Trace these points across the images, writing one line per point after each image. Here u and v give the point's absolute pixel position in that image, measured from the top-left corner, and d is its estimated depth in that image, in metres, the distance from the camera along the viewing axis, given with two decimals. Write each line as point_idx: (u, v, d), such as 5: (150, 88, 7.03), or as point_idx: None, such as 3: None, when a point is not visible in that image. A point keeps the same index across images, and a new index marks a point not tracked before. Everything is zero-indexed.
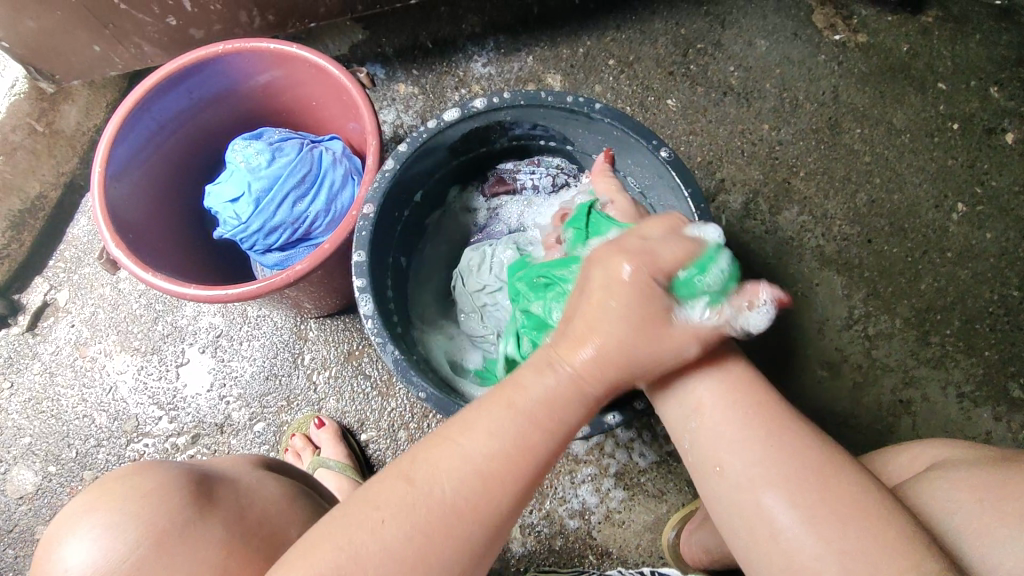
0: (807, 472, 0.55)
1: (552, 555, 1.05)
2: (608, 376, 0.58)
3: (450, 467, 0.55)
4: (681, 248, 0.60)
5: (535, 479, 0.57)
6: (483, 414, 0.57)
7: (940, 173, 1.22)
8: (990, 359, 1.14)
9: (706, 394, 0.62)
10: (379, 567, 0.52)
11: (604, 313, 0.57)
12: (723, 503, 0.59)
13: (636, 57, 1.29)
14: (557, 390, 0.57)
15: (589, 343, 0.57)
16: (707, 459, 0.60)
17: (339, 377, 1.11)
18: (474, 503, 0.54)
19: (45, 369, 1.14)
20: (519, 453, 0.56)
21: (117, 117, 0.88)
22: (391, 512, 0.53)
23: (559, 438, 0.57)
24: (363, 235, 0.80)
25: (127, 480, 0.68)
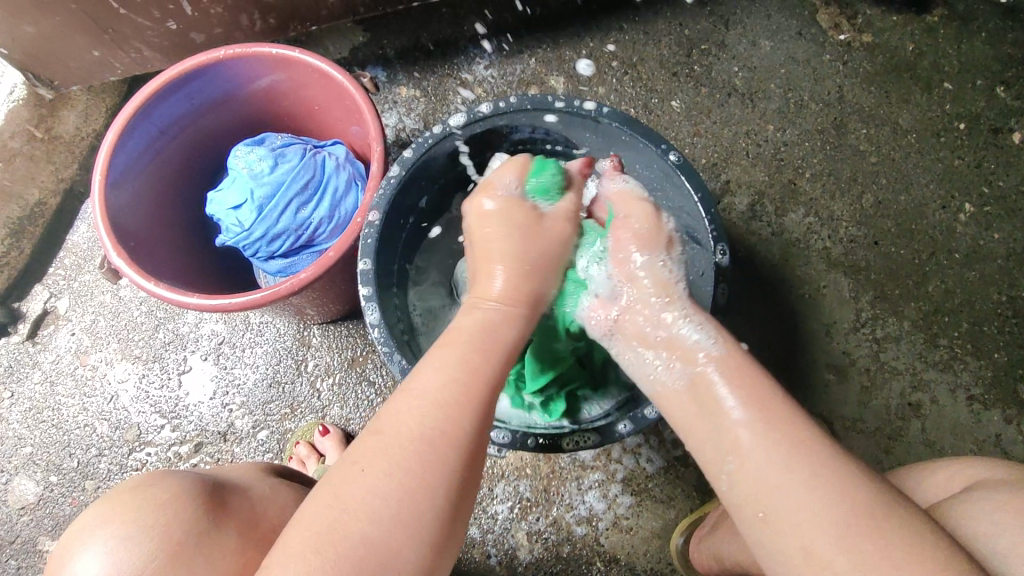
0: (851, 512, 0.51)
1: (560, 562, 1.04)
2: (525, 289, 0.69)
3: (414, 405, 0.58)
4: (516, 170, 0.76)
5: (490, 400, 0.61)
6: (429, 360, 0.63)
7: (946, 173, 1.21)
8: (999, 361, 1.13)
9: (744, 434, 0.57)
10: (370, 509, 0.53)
11: (496, 232, 0.71)
12: (771, 553, 0.54)
13: (640, 59, 1.28)
14: (486, 317, 0.66)
15: (497, 269, 0.69)
16: (749, 505, 0.56)
17: (343, 384, 1.10)
18: (442, 429, 0.57)
19: (45, 378, 1.13)
20: (468, 374, 0.61)
21: (117, 124, 0.87)
22: (369, 457, 0.56)
23: (499, 357, 0.64)
24: (369, 243, 0.79)
25: (138, 490, 0.67)
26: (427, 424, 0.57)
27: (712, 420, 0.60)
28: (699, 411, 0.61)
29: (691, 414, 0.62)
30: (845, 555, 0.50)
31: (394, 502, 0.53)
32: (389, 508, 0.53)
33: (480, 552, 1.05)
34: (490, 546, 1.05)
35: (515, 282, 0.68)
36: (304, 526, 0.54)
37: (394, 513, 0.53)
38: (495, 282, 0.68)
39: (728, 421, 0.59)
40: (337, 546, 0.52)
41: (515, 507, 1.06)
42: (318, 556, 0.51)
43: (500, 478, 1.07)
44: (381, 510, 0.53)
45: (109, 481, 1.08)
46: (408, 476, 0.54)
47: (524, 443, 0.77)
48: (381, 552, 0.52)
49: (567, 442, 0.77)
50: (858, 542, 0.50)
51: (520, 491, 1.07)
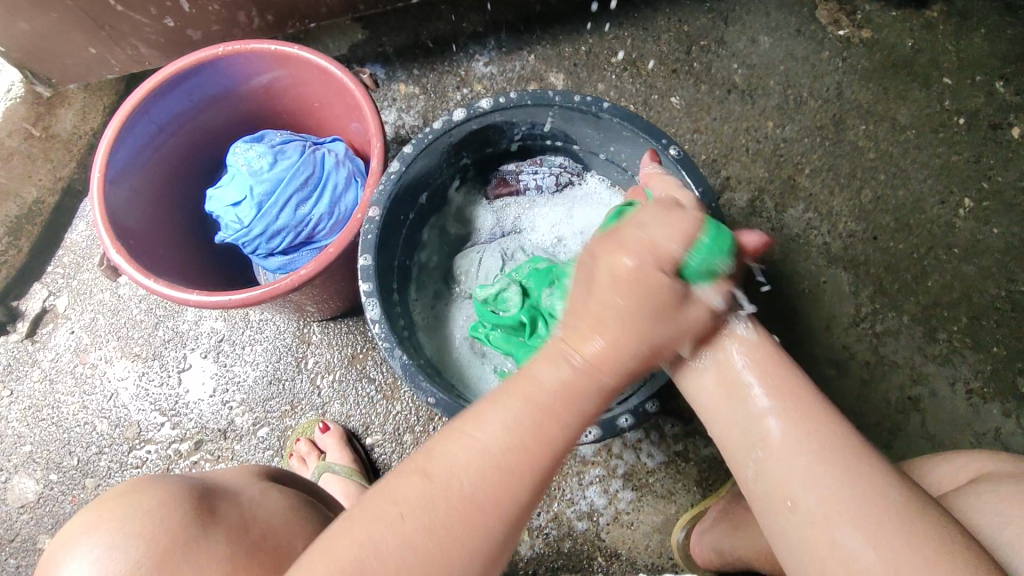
0: (875, 497, 0.53)
1: (561, 558, 1.05)
2: (623, 368, 0.57)
3: (471, 462, 0.53)
4: (678, 232, 0.60)
5: (554, 466, 0.55)
6: (501, 403, 0.56)
7: (945, 168, 1.21)
8: (998, 355, 1.14)
9: (772, 426, 0.60)
10: (400, 566, 0.50)
11: (626, 295, 0.57)
12: (789, 536, 0.55)
13: (639, 55, 1.28)
14: (571, 380, 0.56)
15: (598, 334, 0.57)
16: (775, 492, 0.57)
17: (343, 380, 1.10)
18: (492, 498, 0.52)
19: (45, 376, 1.13)
20: (536, 442, 0.54)
21: (116, 121, 0.86)
22: (411, 507, 0.52)
23: (578, 425, 0.56)
24: (369, 238, 0.79)
25: (126, 498, 0.66)
26: (477, 488, 0.52)
27: (743, 411, 0.63)
28: (729, 400, 0.64)
29: (723, 404, 0.65)
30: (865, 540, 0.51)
31: (425, 564, 0.50)
32: (416, 567, 0.50)
33: None
34: None
35: (617, 351, 0.57)
36: (329, 555, 0.51)
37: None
38: (594, 337, 0.57)
39: (755, 408, 0.62)
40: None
41: None
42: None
43: None
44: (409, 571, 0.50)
45: (109, 479, 1.08)
46: (443, 541, 0.51)
47: None
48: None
49: None
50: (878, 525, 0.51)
51: None
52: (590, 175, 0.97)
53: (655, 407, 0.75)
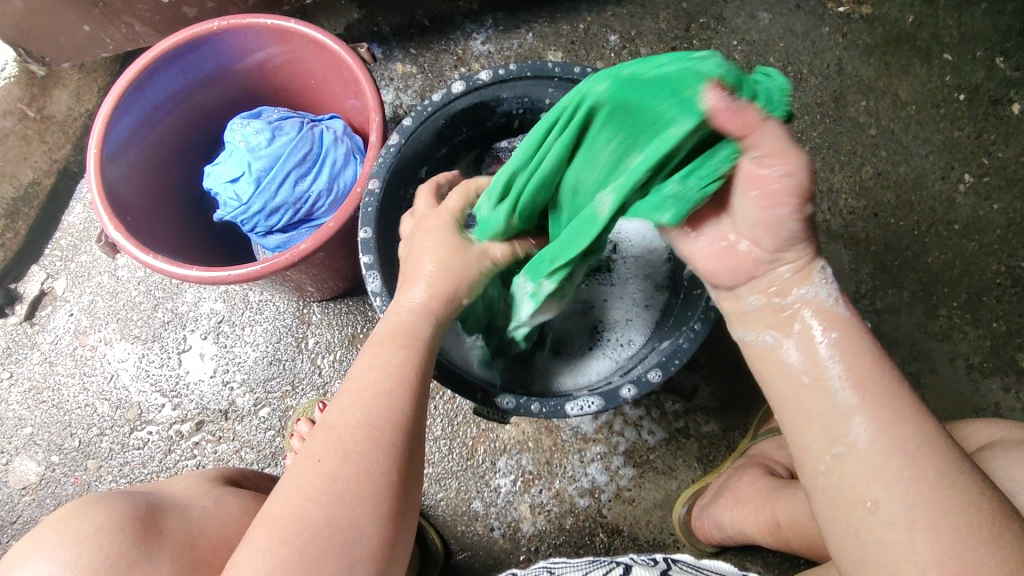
0: (980, 522, 0.46)
1: (563, 535, 1.05)
2: (447, 284, 0.68)
3: (356, 399, 0.59)
4: (458, 198, 0.74)
5: (422, 389, 0.62)
6: (365, 358, 0.63)
7: (946, 145, 1.21)
8: (998, 330, 1.14)
9: (859, 420, 0.51)
10: (331, 494, 0.52)
11: (429, 232, 0.71)
12: (858, 539, 0.49)
13: (638, 32, 1.26)
14: (407, 317, 0.66)
15: (420, 282, 0.68)
16: (850, 491, 0.50)
17: (344, 360, 1.10)
18: (382, 416, 0.57)
19: (44, 359, 1.12)
20: (398, 367, 0.61)
21: (112, 97, 0.85)
22: (322, 450, 0.55)
23: (424, 349, 0.64)
24: (370, 211, 0.79)
25: (65, 522, 0.64)
26: (372, 413, 0.58)
27: (826, 402, 0.53)
28: (812, 389, 0.54)
29: (799, 389, 0.55)
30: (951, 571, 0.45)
31: (352, 485, 0.53)
32: (346, 491, 0.53)
33: (483, 525, 1.06)
34: (492, 519, 1.06)
35: (440, 274, 0.68)
36: (266, 525, 0.52)
37: (354, 496, 0.53)
38: (425, 266, 0.68)
39: (841, 404, 0.52)
40: (302, 535, 0.50)
41: (518, 481, 1.07)
42: (284, 546, 0.50)
43: (502, 453, 1.08)
44: (339, 495, 0.52)
45: (111, 460, 1.08)
46: (362, 463, 0.54)
47: (529, 408, 0.76)
48: (349, 532, 0.51)
49: (572, 407, 0.76)
50: (968, 548, 0.45)
51: (522, 464, 1.07)
52: None
53: (658, 378, 0.75)
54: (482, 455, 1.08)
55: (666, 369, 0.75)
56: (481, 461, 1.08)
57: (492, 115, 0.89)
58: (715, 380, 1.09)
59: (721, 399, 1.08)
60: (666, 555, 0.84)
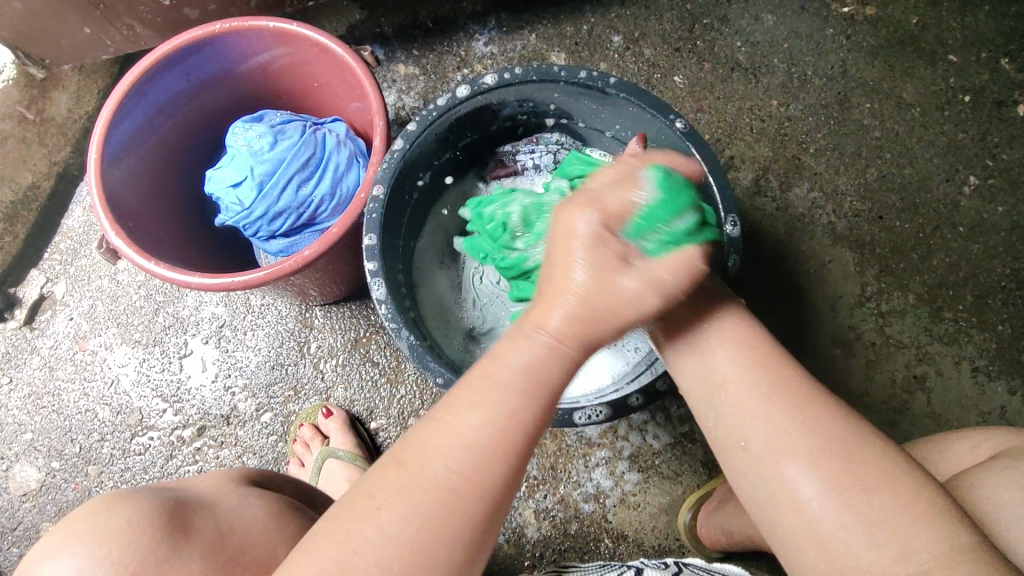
0: (830, 437, 0.54)
1: (568, 540, 1.04)
2: (590, 325, 0.54)
3: (441, 449, 0.52)
4: (626, 197, 0.56)
5: (525, 449, 0.54)
6: (469, 392, 0.54)
7: (951, 146, 1.20)
8: (1004, 333, 1.13)
9: (725, 366, 0.59)
10: (381, 558, 0.49)
11: (582, 251, 0.54)
12: (743, 476, 0.57)
13: (641, 33, 1.26)
14: (536, 358, 0.54)
15: (562, 306, 0.54)
16: (730, 437, 0.58)
17: (346, 365, 1.09)
18: (466, 476, 0.51)
19: (44, 364, 1.11)
20: (504, 421, 0.53)
21: (112, 101, 0.85)
22: (387, 498, 0.50)
23: (543, 405, 0.54)
24: (374, 217, 0.78)
25: (91, 517, 0.63)
26: (451, 472, 0.51)
27: (703, 359, 0.61)
28: (692, 351, 0.62)
29: (687, 344, 0.62)
30: (827, 491, 0.52)
31: (407, 551, 0.49)
32: (399, 557, 0.49)
33: None
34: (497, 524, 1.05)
35: (596, 301, 0.53)
36: (316, 551, 0.50)
37: (404, 564, 0.49)
38: (572, 285, 0.53)
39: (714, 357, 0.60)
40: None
41: (522, 486, 1.06)
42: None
43: None
44: (389, 560, 0.49)
45: (111, 466, 1.07)
46: (423, 527, 0.49)
47: None
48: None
49: (580, 416, 0.76)
50: (844, 471, 0.52)
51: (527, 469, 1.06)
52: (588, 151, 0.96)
53: (666, 386, 0.74)
54: None
55: None
56: None
57: (494, 119, 0.88)
58: None
59: None
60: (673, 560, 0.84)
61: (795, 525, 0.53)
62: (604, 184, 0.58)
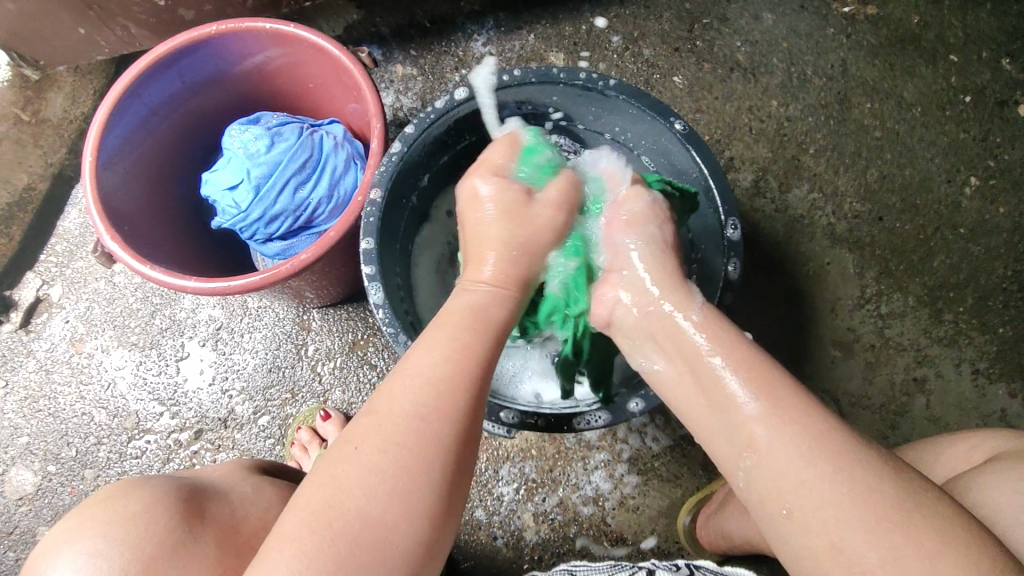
0: (884, 504, 0.49)
1: (567, 543, 1.04)
2: (520, 267, 0.66)
3: (404, 384, 0.56)
4: (506, 146, 0.73)
5: (482, 381, 0.59)
6: (420, 342, 0.60)
7: (952, 147, 1.20)
8: (1005, 335, 1.13)
9: (758, 428, 0.55)
10: (365, 487, 0.51)
11: (490, 206, 0.68)
12: (789, 545, 0.52)
13: (640, 33, 1.25)
14: (476, 301, 0.64)
15: (490, 260, 0.66)
16: (769, 500, 0.53)
17: (344, 367, 1.08)
18: (434, 406, 0.55)
19: (40, 367, 1.11)
20: (460, 357, 0.58)
21: (107, 103, 0.84)
22: (362, 438, 0.54)
23: (490, 340, 0.62)
24: (371, 222, 0.77)
25: (107, 503, 0.63)
26: (419, 402, 0.55)
27: (724, 416, 0.57)
28: (710, 406, 0.58)
29: (703, 405, 0.59)
30: (866, 540, 0.49)
31: (390, 478, 0.52)
32: (383, 483, 0.51)
33: (486, 534, 1.04)
34: (495, 528, 1.05)
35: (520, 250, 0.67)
36: (303, 505, 0.52)
37: (390, 490, 0.51)
38: (495, 236, 0.66)
39: (742, 414, 0.56)
40: (335, 526, 0.50)
41: (521, 489, 1.05)
42: (313, 534, 0.49)
43: (504, 461, 1.06)
44: (375, 489, 0.51)
45: (108, 469, 1.07)
46: (401, 453, 0.52)
47: (534, 420, 0.76)
48: (388, 531, 0.50)
49: (578, 422, 0.76)
50: (875, 513, 0.49)
51: (525, 472, 1.06)
52: None
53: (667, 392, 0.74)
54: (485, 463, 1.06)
55: None
56: (484, 469, 1.06)
57: None
58: None
59: None
60: (687, 562, 0.81)
61: None
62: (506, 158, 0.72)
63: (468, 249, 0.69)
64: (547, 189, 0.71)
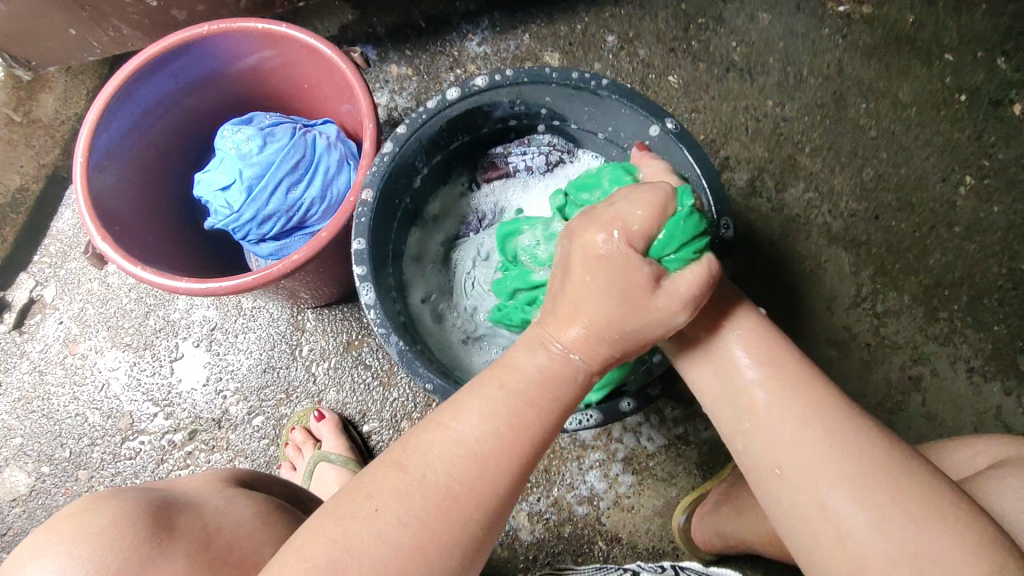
0: (869, 464, 0.54)
1: (562, 543, 1.04)
2: (605, 347, 0.57)
3: (444, 458, 0.54)
4: (651, 202, 0.55)
5: (527, 465, 0.56)
6: (477, 404, 0.56)
7: (947, 146, 1.20)
8: (999, 334, 1.13)
9: (758, 394, 0.60)
10: (378, 554, 0.50)
11: (595, 281, 0.56)
12: (778, 501, 0.58)
13: (636, 33, 1.25)
14: (547, 369, 0.57)
15: (577, 323, 0.57)
16: (764, 461, 0.59)
17: (339, 367, 1.08)
18: (469, 485, 0.53)
19: (33, 368, 1.11)
20: (512, 435, 0.55)
21: (99, 104, 0.84)
22: (385, 499, 0.52)
23: (549, 419, 0.57)
24: (363, 222, 0.77)
25: (76, 517, 0.63)
26: (454, 481, 0.53)
27: (727, 381, 0.62)
28: (717, 374, 0.63)
29: (709, 370, 0.63)
30: (851, 499, 0.54)
31: (403, 556, 0.50)
32: (394, 560, 0.50)
33: None
34: None
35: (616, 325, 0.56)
36: (314, 542, 0.51)
37: (399, 570, 0.50)
38: (590, 307, 0.56)
39: (743, 379, 0.61)
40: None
41: None
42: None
43: None
44: (386, 557, 0.50)
45: (102, 471, 1.07)
46: (420, 534, 0.51)
47: None
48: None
49: (571, 422, 0.75)
50: (850, 471, 0.54)
51: None
52: (582, 152, 0.94)
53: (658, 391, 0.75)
54: None
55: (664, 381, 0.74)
56: None
57: (484, 121, 0.88)
58: None
59: None
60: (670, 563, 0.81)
61: (830, 549, 0.54)
62: (638, 215, 0.55)
63: (557, 293, 0.59)
64: (680, 277, 0.56)
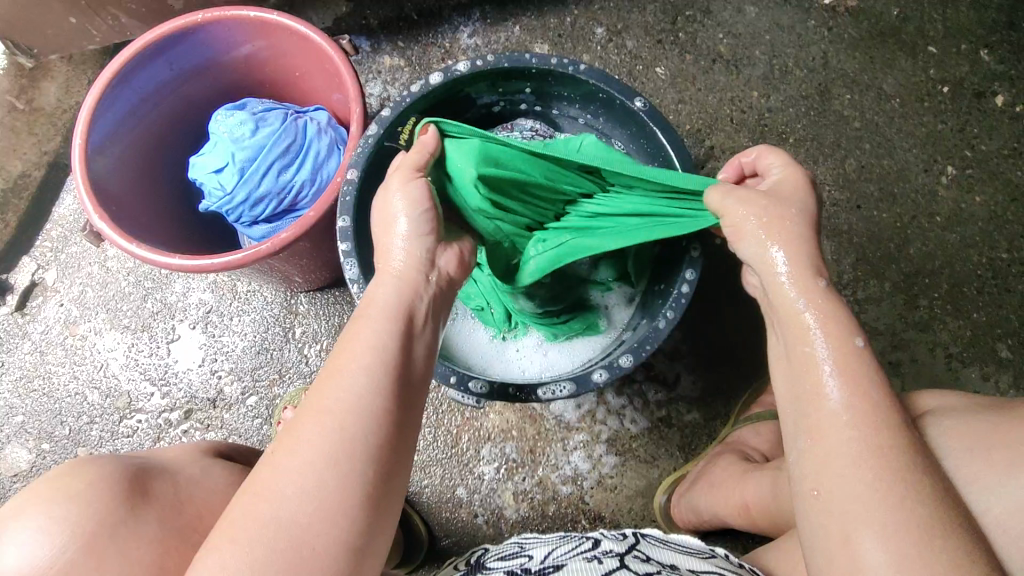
0: (925, 538, 0.49)
1: (546, 521, 1.06)
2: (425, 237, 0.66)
3: (323, 382, 0.56)
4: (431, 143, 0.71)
5: (397, 371, 0.57)
6: (341, 339, 0.59)
7: (929, 137, 1.22)
8: (978, 321, 1.14)
9: (825, 428, 0.54)
10: (279, 488, 0.50)
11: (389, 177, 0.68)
12: (807, 524, 0.54)
13: (625, 26, 1.27)
14: (386, 293, 0.62)
15: (396, 243, 0.65)
16: (803, 482, 0.55)
17: (330, 350, 1.11)
18: (344, 402, 0.54)
19: (35, 348, 1.14)
20: (372, 351, 0.57)
21: (96, 90, 0.87)
22: (282, 442, 0.53)
23: (400, 327, 0.60)
24: (348, 200, 0.81)
25: (55, 478, 0.62)
26: (331, 399, 0.54)
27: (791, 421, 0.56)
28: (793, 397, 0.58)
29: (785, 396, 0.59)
30: (880, 542, 0.49)
31: (302, 476, 0.51)
32: (294, 485, 0.50)
33: (467, 511, 1.07)
34: (477, 506, 1.07)
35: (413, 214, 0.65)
36: (233, 516, 0.51)
37: (301, 491, 0.50)
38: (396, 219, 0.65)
39: (813, 416, 0.55)
40: (247, 532, 0.49)
41: (501, 468, 1.08)
42: (230, 543, 0.49)
43: (486, 440, 1.09)
44: (286, 489, 0.50)
45: (100, 448, 1.10)
46: (314, 451, 0.52)
47: (505, 389, 0.79)
48: (293, 523, 0.49)
49: (544, 392, 0.79)
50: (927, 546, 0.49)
51: (506, 452, 1.09)
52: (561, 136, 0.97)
53: (629, 362, 0.77)
54: (466, 443, 1.10)
55: (637, 354, 0.78)
56: (465, 449, 1.09)
57: (467, 109, 0.92)
58: (697, 370, 1.10)
59: (703, 389, 1.10)
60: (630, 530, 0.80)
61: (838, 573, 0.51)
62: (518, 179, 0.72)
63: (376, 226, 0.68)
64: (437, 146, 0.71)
